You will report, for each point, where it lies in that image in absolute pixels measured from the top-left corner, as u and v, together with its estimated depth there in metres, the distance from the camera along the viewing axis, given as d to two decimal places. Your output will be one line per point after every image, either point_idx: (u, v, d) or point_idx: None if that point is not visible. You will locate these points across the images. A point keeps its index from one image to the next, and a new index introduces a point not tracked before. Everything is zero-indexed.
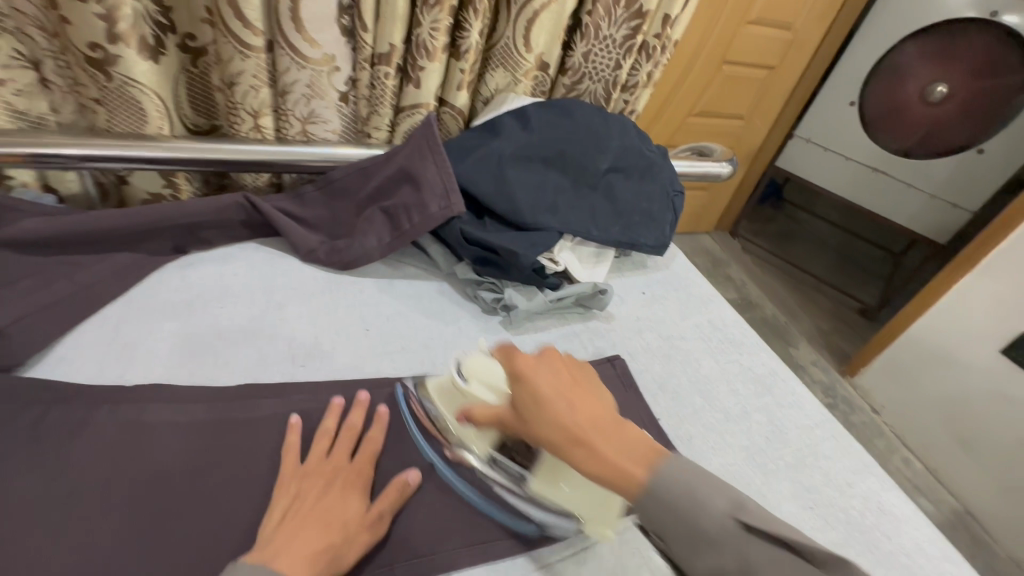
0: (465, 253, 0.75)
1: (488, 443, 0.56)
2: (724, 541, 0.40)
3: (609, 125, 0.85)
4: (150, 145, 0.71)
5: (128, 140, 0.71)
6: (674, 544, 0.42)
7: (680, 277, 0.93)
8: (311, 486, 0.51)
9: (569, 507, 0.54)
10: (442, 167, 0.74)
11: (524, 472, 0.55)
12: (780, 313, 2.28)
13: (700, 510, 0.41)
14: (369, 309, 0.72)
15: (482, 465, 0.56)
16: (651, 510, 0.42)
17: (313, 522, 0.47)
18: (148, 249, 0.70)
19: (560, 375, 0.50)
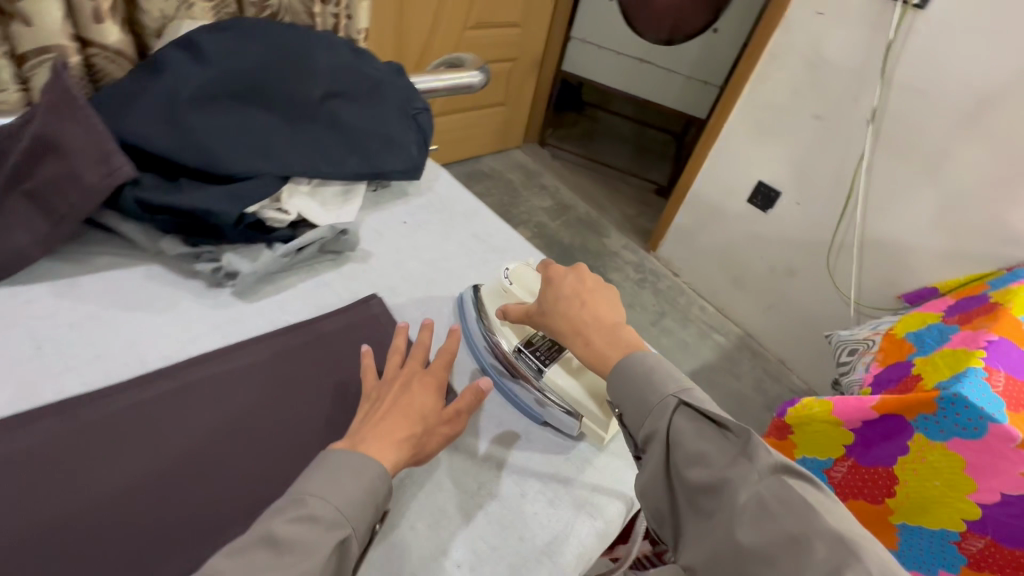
0: (159, 225, 0.63)
1: (515, 335, 0.63)
2: (660, 415, 0.48)
3: (310, 44, 0.75)
4: None
5: None
6: (631, 415, 0.51)
7: (444, 198, 0.90)
8: (391, 389, 0.53)
9: (576, 405, 0.60)
10: (89, 126, 0.59)
11: (546, 366, 0.61)
12: (591, 209, 2.47)
13: (650, 390, 0.50)
14: (43, 320, 0.57)
15: (513, 355, 0.62)
16: (618, 383, 0.52)
17: (397, 412, 0.50)
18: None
19: (583, 278, 0.61)
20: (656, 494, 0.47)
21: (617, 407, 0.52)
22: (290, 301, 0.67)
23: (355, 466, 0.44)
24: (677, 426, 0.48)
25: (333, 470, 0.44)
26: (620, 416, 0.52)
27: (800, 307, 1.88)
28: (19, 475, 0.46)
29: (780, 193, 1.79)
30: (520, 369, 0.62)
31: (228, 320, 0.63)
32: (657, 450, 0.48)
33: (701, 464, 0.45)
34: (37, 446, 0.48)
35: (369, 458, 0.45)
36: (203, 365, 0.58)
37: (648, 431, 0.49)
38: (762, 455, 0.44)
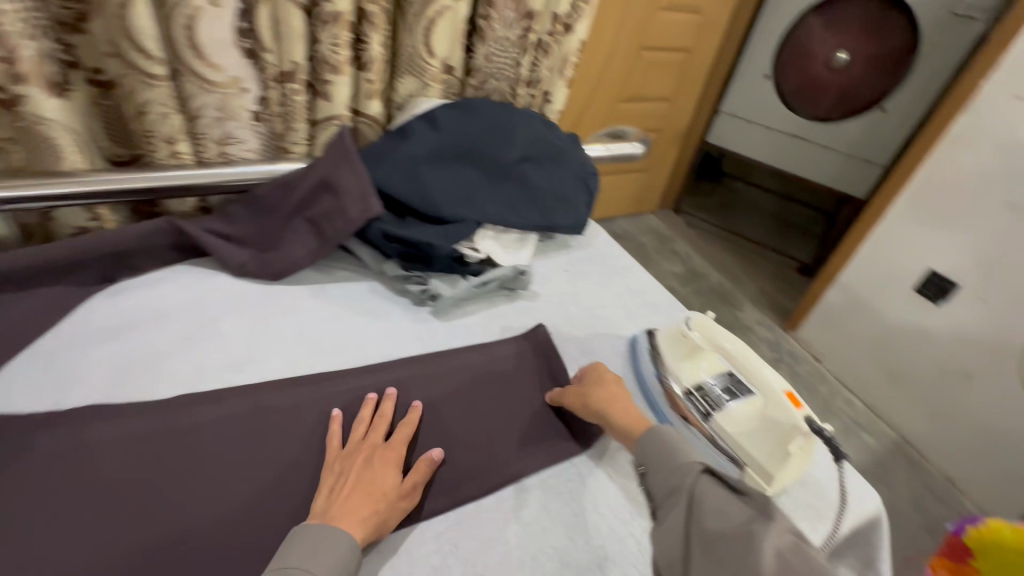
0: (387, 250, 0.80)
1: (689, 378, 0.69)
2: (684, 474, 0.50)
3: (514, 119, 0.91)
4: (67, 181, 0.75)
5: (43, 178, 0.75)
6: (655, 472, 0.53)
7: (602, 252, 1.00)
8: (353, 463, 0.56)
9: (744, 457, 0.62)
10: (359, 174, 0.79)
11: (713, 411, 0.65)
12: (725, 279, 2.41)
13: (679, 454, 0.53)
14: (304, 313, 0.76)
15: (682, 395, 0.68)
16: (644, 447, 0.55)
17: (357, 489, 0.54)
18: (67, 284, 0.71)
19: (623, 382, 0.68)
20: (672, 546, 0.47)
21: (641, 467, 0.55)
22: (473, 324, 0.80)
23: (325, 536, 0.49)
24: (700, 487, 0.49)
25: (309, 540, 0.49)
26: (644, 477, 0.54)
27: (978, 417, 1.62)
28: (287, 422, 0.62)
29: (957, 285, 1.61)
30: (687, 411, 0.66)
31: (426, 332, 0.77)
32: (679, 508, 0.48)
33: (721, 519, 0.45)
34: (297, 405, 0.63)
35: (335, 529, 0.50)
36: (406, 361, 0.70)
37: (673, 486, 0.50)
38: (780, 516, 0.44)
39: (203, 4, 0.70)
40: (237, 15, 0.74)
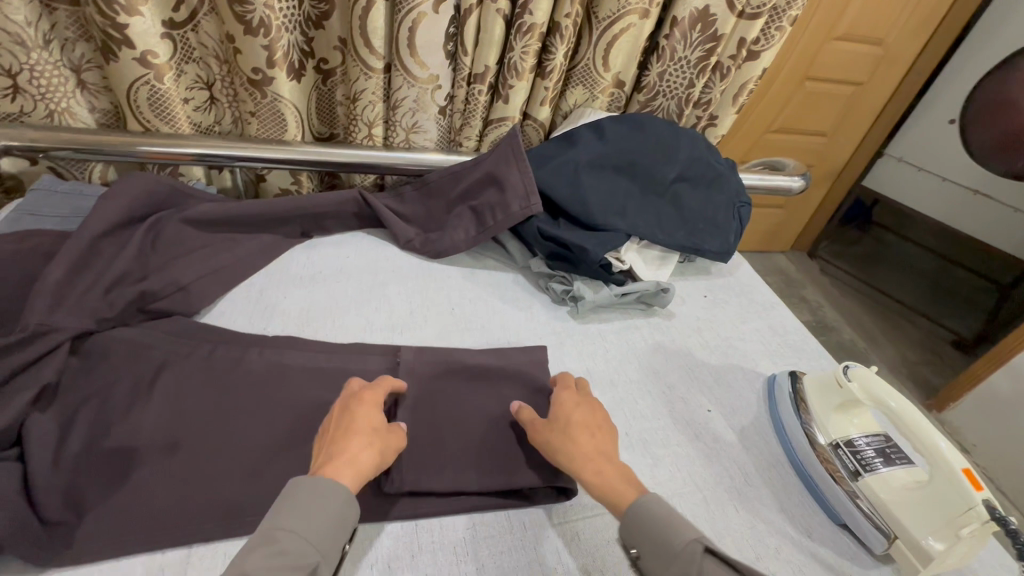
0: (538, 248, 0.85)
1: (837, 431, 0.65)
2: (689, 562, 0.46)
3: (680, 139, 0.92)
4: (287, 150, 0.90)
5: (273, 145, 0.90)
6: (647, 557, 0.48)
7: (743, 283, 0.96)
8: (340, 414, 0.55)
9: (894, 527, 0.58)
10: (524, 173, 0.84)
11: (862, 472, 0.61)
12: (859, 338, 2.16)
13: (673, 534, 0.47)
14: (455, 292, 0.83)
15: (828, 447, 0.64)
16: (632, 524, 0.49)
17: (353, 436, 0.51)
18: (275, 234, 0.83)
19: (586, 412, 0.61)
20: None
21: (633, 549, 0.49)
22: (607, 331, 0.81)
23: (315, 495, 0.46)
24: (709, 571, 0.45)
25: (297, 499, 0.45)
26: (636, 561, 0.49)
27: None
28: None
29: None
30: (833, 463, 0.63)
31: (563, 330, 0.80)
32: None
33: None
34: None
35: (332, 481, 0.47)
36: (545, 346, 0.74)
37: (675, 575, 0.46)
38: None
39: (427, 11, 0.80)
40: (448, 22, 0.83)
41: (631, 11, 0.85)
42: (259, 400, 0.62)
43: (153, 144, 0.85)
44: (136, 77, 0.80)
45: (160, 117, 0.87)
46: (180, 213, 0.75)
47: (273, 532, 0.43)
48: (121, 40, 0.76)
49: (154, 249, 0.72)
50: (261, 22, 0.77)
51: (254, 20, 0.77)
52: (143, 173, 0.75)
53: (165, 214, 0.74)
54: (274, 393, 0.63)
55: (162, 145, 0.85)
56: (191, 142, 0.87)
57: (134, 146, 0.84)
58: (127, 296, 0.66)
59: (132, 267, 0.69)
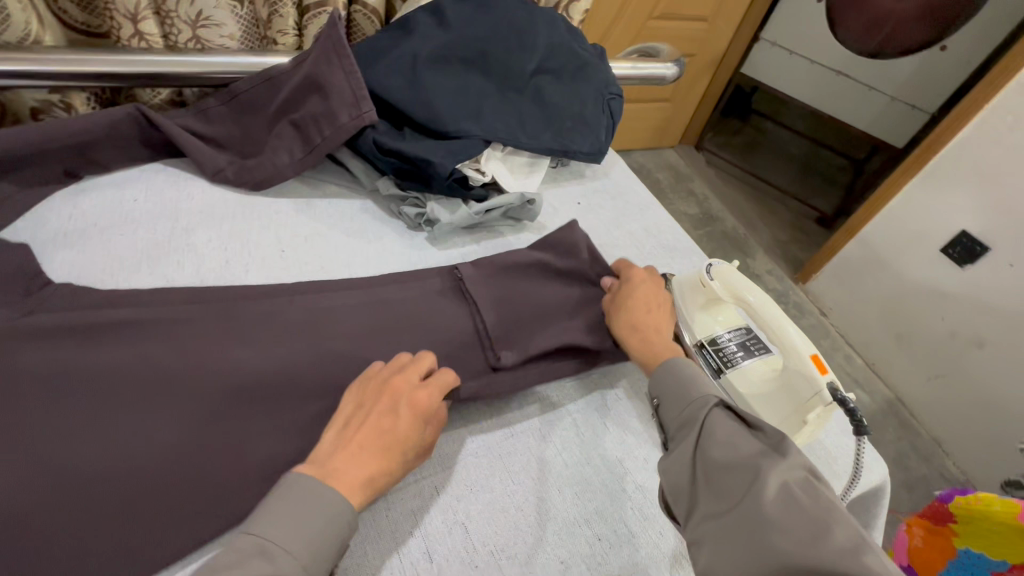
0: (383, 165, 0.71)
1: (703, 329, 0.64)
2: (701, 406, 0.50)
3: (536, 22, 0.79)
4: (30, 57, 0.65)
5: (5, 50, 0.64)
6: (666, 404, 0.53)
7: (619, 185, 0.91)
8: (374, 402, 0.48)
9: (752, 417, 0.60)
10: (350, 72, 0.68)
11: (723, 369, 0.61)
12: (740, 225, 2.29)
13: (692, 388, 0.52)
14: (287, 230, 0.69)
15: (694, 348, 0.63)
16: (664, 376, 0.55)
17: (377, 452, 0.46)
18: (10, 181, 0.61)
19: (654, 290, 0.65)
20: (677, 473, 0.48)
21: (657, 398, 0.55)
22: (471, 254, 0.73)
23: (325, 511, 0.41)
24: (714, 420, 0.49)
25: (292, 501, 0.41)
26: (659, 407, 0.54)
27: (985, 385, 1.51)
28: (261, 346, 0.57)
29: (988, 248, 1.43)
30: (698, 364, 0.62)
31: (420, 258, 0.70)
32: (690, 439, 0.49)
33: (729, 449, 0.46)
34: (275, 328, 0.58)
35: (338, 500, 0.42)
36: (453, 272, 0.67)
37: (685, 419, 0.51)
38: (793, 454, 0.45)
39: None
40: None
41: None
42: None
43: None
44: None
45: None
46: None
47: (269, 546, 0.39)
48: None
49: None
50: None
51: None
52: None
53: None
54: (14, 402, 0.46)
55: None
56: None
57: None
58: None
59: None
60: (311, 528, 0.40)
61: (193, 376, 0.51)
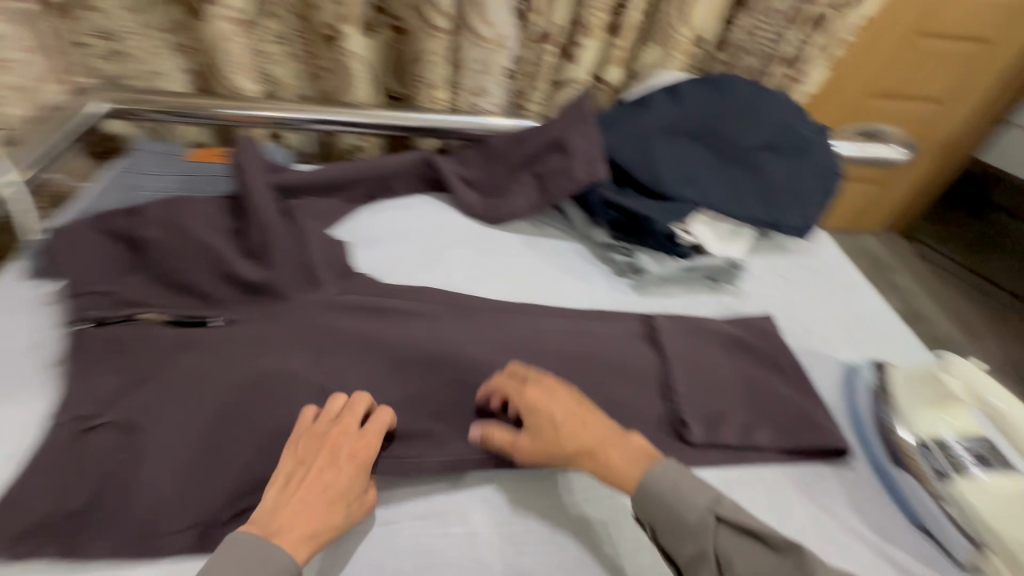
0: (602, 215, 0.82)
1: (930, 429, 0.61)
2: (704, 534, 0.48)
3: (766, 104, 0.84)
4: (355, 113, 0.92)
5: (343, 108, 0.93)
6: (665, 533, 0.50)
7: (828, 263, 0.88)
8: (317, 455, 0.53)
9: (986, 535, 0.53)
10: (591, 138, 0.81)
11: (953, 474, 0.57)
12: (957, 332, 1.94)
13: (687, 509, 0.49)
14: (515, 260, 0.81)
15: (917, 446, 0.61)
16: (653, 506, 0.51)
17: (318, 498, 0.50)
18: (337, 198, 0.83)
19: (571, 406, 0.58)
20: None
21: (647, 522, 0.51)
22: (671, 306, 0.78)
23: (268, 557, 0.45)
24: (722, 544, 0.48)
25: (231, 553, 0.45)
26: (654, 535, 0.51)
27: None
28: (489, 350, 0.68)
29: None
30: (919, 464, 0.60)
31: (621, 300, 0.78)
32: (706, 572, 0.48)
33: None
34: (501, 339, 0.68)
35: (269, 544, 0.46)
36: (650, 319, 0.73)
37: (693, 550, 0.48)
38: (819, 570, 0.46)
39: None
40: None
41: None
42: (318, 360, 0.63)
43: (236, 107, 0.90)
44: (222, 36, 0.84)
45: (240, 75, 0.90)
46: (260, 160, 0.74)
47: None
48: None
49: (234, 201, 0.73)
50: None
51: None
52: (247, 141, 0.76)
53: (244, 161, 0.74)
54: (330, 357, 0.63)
55: (243, 109, 0.90)
56: (266, 105, 0.91)
57: (217, 109, 0.89)
58: None
59: (215, 219, 0.71)
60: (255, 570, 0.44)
61: (444, 359, 0.65)
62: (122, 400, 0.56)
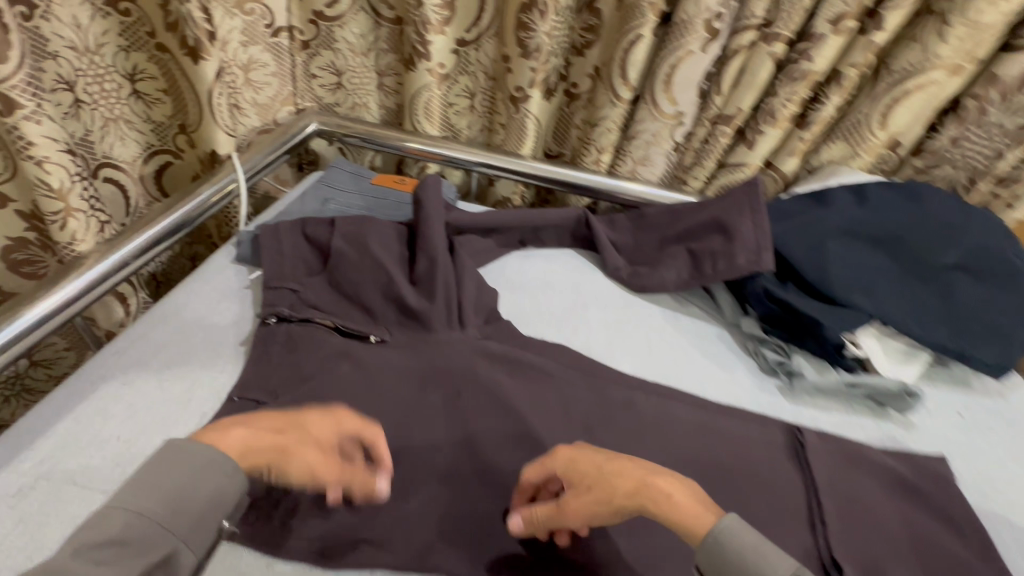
0: (756, 307, 0.78)
1: None
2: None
3: (970, 222, 0.76)
4: (519, 163, 0.97)
5: (508, 156, 0.98)
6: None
7: (1013, 412, 0.74)
8: (327, 422, 0.54)
9: None
10: (759, 225, 0.78)
11: None
12: None
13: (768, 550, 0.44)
14: (656, 333, 0.80)
15: None
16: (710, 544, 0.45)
17: (288, 433, 0.52)
18: (491, 240, 0.88)
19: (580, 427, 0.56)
20: None
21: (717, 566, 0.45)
22: (823, 422, 0.70)
23: (206, 469, 0.45)
24: None
25: (161, 462, 0.44)
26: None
27: None
28: (621, 419, 0.67)
29: None
30: None
31: (766, 404, 0.72)
32: None
33: None
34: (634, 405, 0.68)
35: (219, 453, 0.46)
36: (796, 431, 0.66)
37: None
38: None
39: (694, 50, 0.77)
40: (711, 61, 0.80)
41: (937, 66, 0.73)
42: (461, 393, 0.65)
43: (417, 141, 0.99)
44: (421, 84, 0.94)
45: (426, 118, 1.00)
46: (440, 194, 0.81)
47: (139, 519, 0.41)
48: (423, 53, 0.90)
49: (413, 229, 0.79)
50: (536, 48, 0.85)
51: (532, 45, 0.85)
52: (432, 177, 0.82)
53: (426, 196, 0.81)
54: (470, 393, 0.65)
55: (424, 144, 0.99)
56: (441, 145, 0.99)
57: (402, 141, 0.99)
58: None
59: (394, 244, 0.78)
60: (188, 473, 0.44)
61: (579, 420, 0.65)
62: (285, 394, 0.61)
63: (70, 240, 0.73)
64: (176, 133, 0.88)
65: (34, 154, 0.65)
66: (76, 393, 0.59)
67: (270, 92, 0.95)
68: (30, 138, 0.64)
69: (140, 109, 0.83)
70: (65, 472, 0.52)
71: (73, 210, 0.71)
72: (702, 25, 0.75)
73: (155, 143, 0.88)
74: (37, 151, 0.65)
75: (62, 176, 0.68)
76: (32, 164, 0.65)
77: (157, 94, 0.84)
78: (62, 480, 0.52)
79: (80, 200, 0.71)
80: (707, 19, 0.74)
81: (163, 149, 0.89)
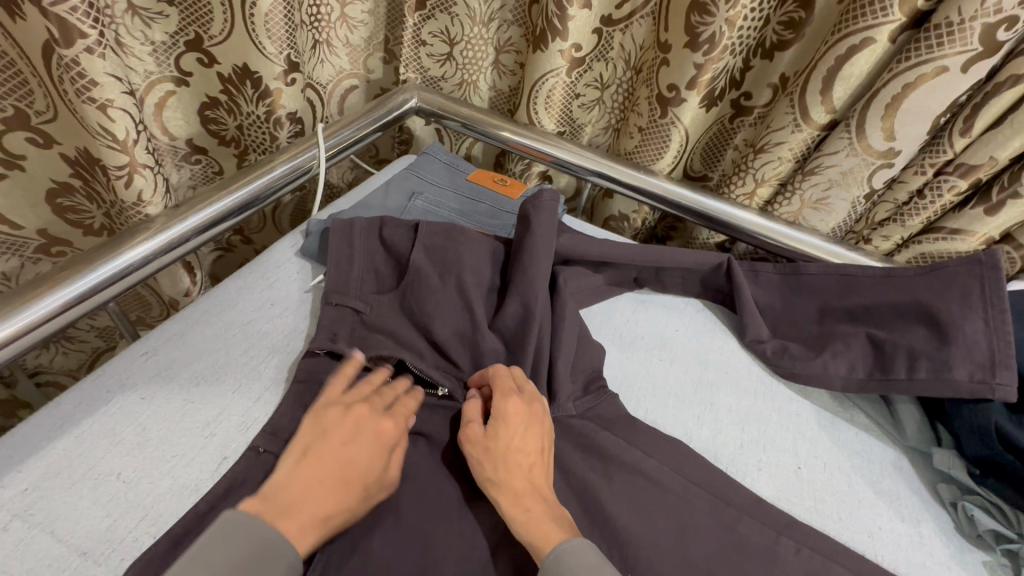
0: (966, 445, 0.56)
1: None
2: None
3: None
4: (647, 177, 0.76)
5: (637, 169, 0.78)
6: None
7: None
8: (366, 433, 0.47)
9: None
10: (993, 329, 0.56)
11: None
12: None
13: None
14: (805, 445, 0.60)
15: None
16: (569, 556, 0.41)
17: (336, 478, 0.43)
18: (601, 276, 0.70)
19: (537, 445, 0.49)
20: None
21: None
22: None
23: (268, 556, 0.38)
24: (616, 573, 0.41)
25: (239, 537, 0.37)
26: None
27: None
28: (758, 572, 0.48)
29: None
30: None
31: None
32: None
33: None
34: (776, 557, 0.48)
35: (286, 542, 0.39)
36: None
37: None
38: None
39: (950, 67, 0.55)
40: (968, 86, 0.57)
41: None
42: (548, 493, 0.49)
43: (523, 133, 0.81)
44: (547, 69, 0.77)
45: (547, 110, 0.83)
46: (556, 212, 0.64)
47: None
48: (556, 32, 0.71)
49: (517, 253, 0.63)
50: (709, 38, 0.65)
51: (704, 34, 0.65)
52: (550, 188, 0.66)
53: (533, 212, 0.64)
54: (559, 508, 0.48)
55: (532, 139, 0.81)
56: (554, 142, 0.80)
57: (506, 134, 0.82)
58: (451, 292, 0.60)
59: (485, 268, 0.63)
60: (255, 573, 0.36)
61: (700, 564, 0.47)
62: None
63: (137, 201, 0.64)
64: (182, 54, 0.70)
65: (98, 95, 0.54)
66: (85, 402, 0.49)
67: (365, 32, 0.82)
68: (93, 75, 0.53)
69: (137, 27, 0.65)
70: (41, 513, 0.43)
71: (139, 165, 0.61)
72: (980, 33, 0.52)
73: (152, 71, 0.70)
74: (101, 93, 0.54)
75: (129, 125, 0.57)
76: (95, 107, 0.55)
77: (158, 6, 0.65)
78: (40, 525, 0.42)
79: (145, 154, 0.61)
80: (990, 24, 0.52)
81: (164, 78, 0.71)
